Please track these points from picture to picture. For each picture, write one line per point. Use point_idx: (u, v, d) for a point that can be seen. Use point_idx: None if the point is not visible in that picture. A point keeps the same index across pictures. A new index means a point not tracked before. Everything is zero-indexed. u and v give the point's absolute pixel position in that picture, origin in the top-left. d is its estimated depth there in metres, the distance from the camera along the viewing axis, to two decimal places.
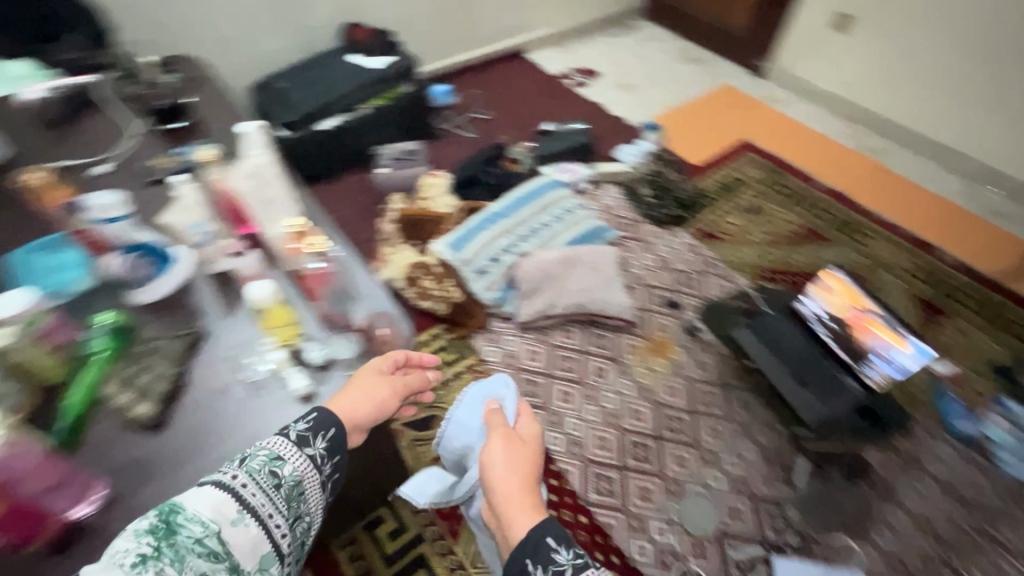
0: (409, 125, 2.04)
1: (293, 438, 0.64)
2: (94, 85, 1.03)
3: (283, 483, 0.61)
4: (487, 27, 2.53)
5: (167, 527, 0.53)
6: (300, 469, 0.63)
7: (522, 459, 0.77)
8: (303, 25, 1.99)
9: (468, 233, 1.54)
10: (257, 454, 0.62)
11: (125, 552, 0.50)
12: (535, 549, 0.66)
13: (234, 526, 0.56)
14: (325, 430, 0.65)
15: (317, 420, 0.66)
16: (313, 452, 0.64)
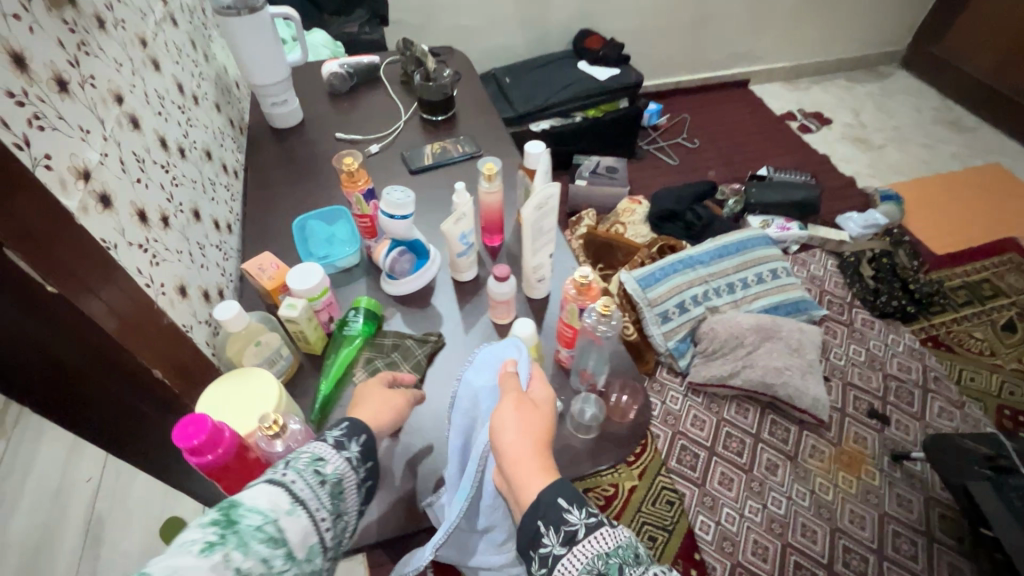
0: (615, 140, 1.98)
1: (331, 441, 0.49)
2: (378, 66, 1.11)
3: (331, 483, 0.46)
4: (717, 51, 2.37)
5: (230, 520, 0.39)
6: (344, 470, 0.48)
7: (539, 424, 0.50)
8: (541, 23, 2.02)
9: (661, 273, 1.40)
10: (300, 457, 0.47)
11: (188, 540, 0.37)
12: (544, 507, 0.44)
13: (291, 518, 0.41)
14: (358, 436, 0.50)
15: (351, 427, 0.51)
16: (353, 458, 0.49)
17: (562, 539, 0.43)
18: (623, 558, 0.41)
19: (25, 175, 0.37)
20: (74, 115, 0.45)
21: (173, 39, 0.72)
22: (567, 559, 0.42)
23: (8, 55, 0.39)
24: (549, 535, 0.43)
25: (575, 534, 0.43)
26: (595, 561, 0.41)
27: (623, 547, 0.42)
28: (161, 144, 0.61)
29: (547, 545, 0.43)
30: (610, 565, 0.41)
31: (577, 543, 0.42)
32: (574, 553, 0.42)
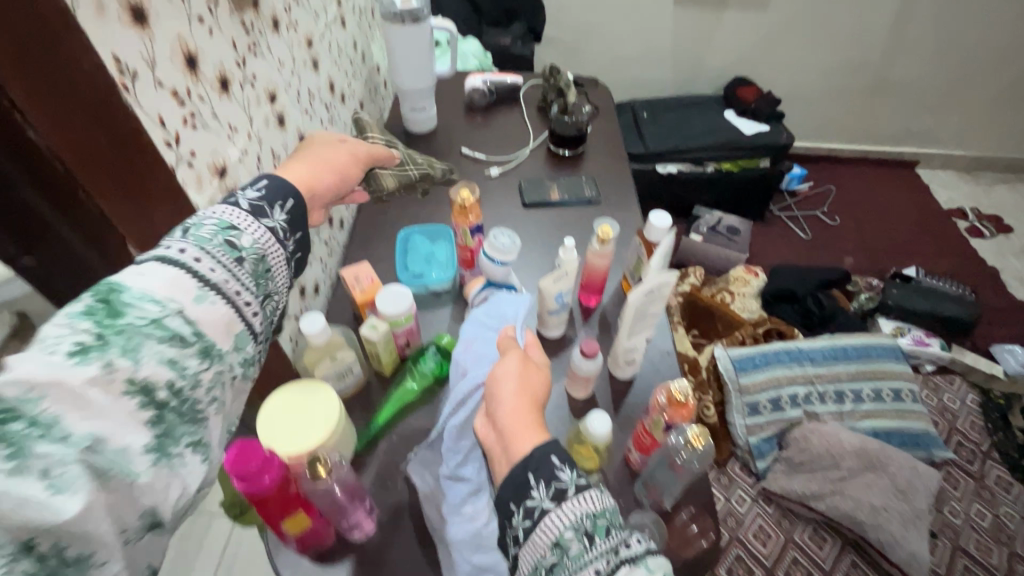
0: (744, 199, 1.83)
1: (245, 208, 0.40)
2: (520, 87, 1.10)
3: (249, 258, 0.37)
4: (887, 124, 2.11)
5: (110, 309, 0.30)
6: (262, 240, 0.39)
7: (534, 389, 0.44)
8: (695, 64, 1.91)
9: (761, 360, 1.29)
10: (202, 223, 0.37)
11: (52, 337, 0.27)
12: (533, 460, 0.38)
13: (199, 308, 0.33)
14: (282, 201, 0.42)
15: (271, 192, 0.42)
16: (277, 228, 0.41)
17: (550, 493, 0.36)
18: (610, 519, 0.35)
19: (166, 174, 0.39)
20: (227, 113, 0.48)
21: (338, 39, 0.75)
22: (553, 515, 0.36)
23: (183, 56, 0.41)
24: (537, 486, 0.37)
25: (564, 491, 0.36)
26: (583, 519, 0.35)
27: (610, 511, 0.36)
28: (299, 141, 0.63)
29: (535, 499, 0.37)
30: (596, 525, 0.35)
31: (566, 500, 0.36)
32: (560, 509, 0.36)
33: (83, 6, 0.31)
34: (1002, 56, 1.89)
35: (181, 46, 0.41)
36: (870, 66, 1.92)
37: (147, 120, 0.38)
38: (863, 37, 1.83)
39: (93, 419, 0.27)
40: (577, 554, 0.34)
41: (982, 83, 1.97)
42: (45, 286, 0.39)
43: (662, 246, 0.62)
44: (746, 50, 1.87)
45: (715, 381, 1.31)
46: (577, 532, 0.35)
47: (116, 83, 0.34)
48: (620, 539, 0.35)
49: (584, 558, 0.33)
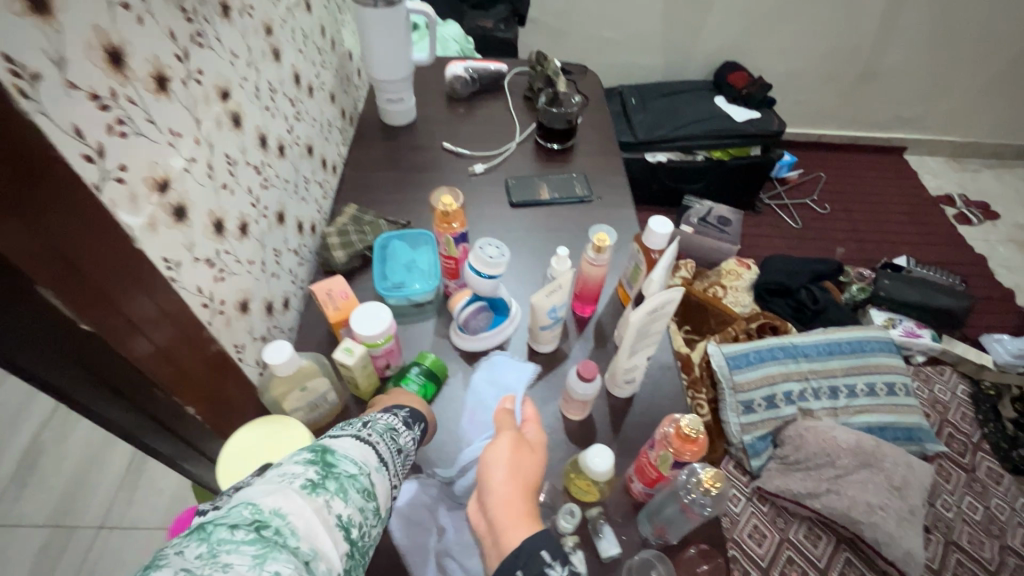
0: (735, 189, 1.79)
1: (400, 419, 0.47)
2: (505, 75, 1.03)
3: (403, 457, 0.42)
4: (877, 110, 2.08)
5: (328, 461, 0.36)
6: (409, 446, 0.45)
7: (527, 473, 0.43)
8: (685, 47, 1.85)
9: (754, 357, 1.26)
10: (374, 422, 0.44)
11: (291, 473, 0.33)
12: (524, 557, 0.37)
13: (378, 477, 0.38)
14: (417, 422, 0.49)
15: (411, 415, 0.49)
16: (415, 442, 0.46)
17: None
18: None
19: (85, 195, 0.32)
20: (166, 116, 0.41)
21: (303, 25, 0.67)
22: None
23: (104, 51, 0.34)
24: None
25: None
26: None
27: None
28: (259, 143, 0.56)
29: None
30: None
31: None
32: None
33: None
34: (993, 39, 1.86)
35: (100, 39, 0.34)
36: (861, 51, 1.88)
37: (57, 132, 0.31)
38: (855, 20, 1.78)
39: (308, 532, 0.31)
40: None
41: (972, 68, 1.94)
42: None
43: (663, 256, 0.57)
44: (737, 34, 1.82)
45: (708, 379, 1.28)
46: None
47: (7, 87, 0.27)
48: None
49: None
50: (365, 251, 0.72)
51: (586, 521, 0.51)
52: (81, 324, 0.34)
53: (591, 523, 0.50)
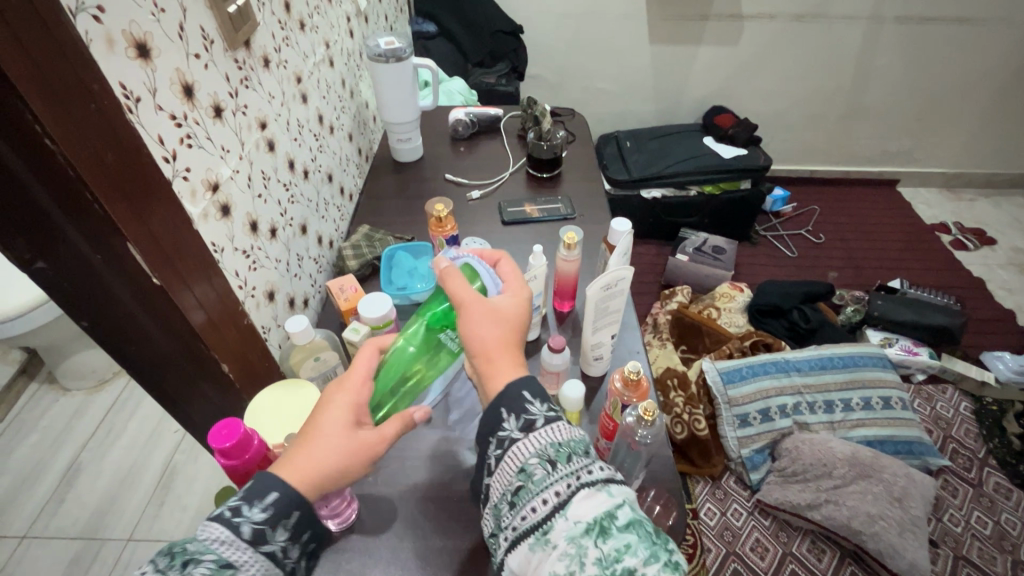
0: (728, 221, 1.89)
1: (245, 536, 0.38)
2: (501, 118, 1.18)
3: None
4: (864, 146, 2.19)
5: None
6: (256, 570, 0.38)
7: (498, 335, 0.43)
8: (674, 95, 2.02)
9: (747, 371, 1.31)
10: (200, 558, 0.36)
11: None
12: (508, 396, 0.40)
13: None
14: (287, 519, 0.40)
15: (279, 506, 0.40)
16: (277, 552, 0.40)
17: (520, 425, 0.39)
18: (574, 448, 0.38)
19: (161, 182, 0.44)
20: (220, 136, 0.54)
21: (327, 77, 0.83)
22: (522, 444, 0.39)
23: (181, 87, 0.47)
24: (508, 419, 0.39)
25: (533, 422, 0.39)
26: (548, 448, 0.38)
27: (576, 440, 0.39)
28: (288, 166, 0.70)
29: (506, 430, 0.39)
30: (559, 453, 0.38)
31: (535, 429, 0.39)
32: (530, 439, 0.39)
33: (95, 42, 0.38)
34: (967, 77, 1.98)
35: (179, 77, 0.47)
36: (841, 92, 2.02)
37: (148, 139, 0.44)
38: (832, 65, 1.93)
39: None
40: (542, 478, 0.37)
41: (951, 104, 2.06)
42: (55, 284, 0.44)
43: (622, 248, 0.66)
44: (722, 82, 1.98)
45: (704, 396, 1.32)
46: (541, 459, 0.38)
47: (120, 104, 0.40)
48: (580, 466, 0.37)
49: (548, 481, 0.37)
50: (374, 260, 0.83)
51: None
52: (153, 278, 0.45)
53: None
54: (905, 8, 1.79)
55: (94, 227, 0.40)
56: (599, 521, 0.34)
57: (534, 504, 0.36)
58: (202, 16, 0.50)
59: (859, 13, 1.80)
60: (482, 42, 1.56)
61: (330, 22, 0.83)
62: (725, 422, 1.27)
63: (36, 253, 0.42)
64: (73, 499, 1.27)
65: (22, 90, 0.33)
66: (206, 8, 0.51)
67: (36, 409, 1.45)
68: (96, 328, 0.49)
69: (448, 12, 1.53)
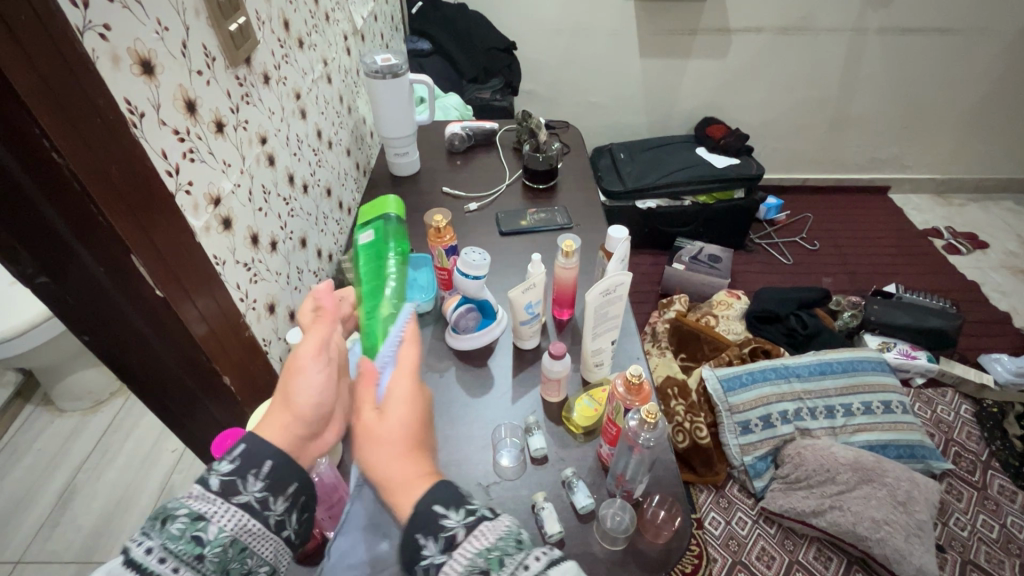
0: (723, 230, 1.91)
1: (215, 488, 0.38)
2: (496, 132, 1.20)
3: (213, 556, 0.36)
4: (854, 154, 2.22)
5: None
6: (232, 524, 0.37)
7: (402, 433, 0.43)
8: (666, 108, 2.05)
9: (747, 378, 1.31)
10: (173, 514, 0.36)
11: None
12: (420, 518, 0.37)
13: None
14: (261, 468, 0.40)
15: (246, 455, 0.40)
16: (253, 503, 0.39)
17: (441, 545, 0.35)
18: (505, 548, 0.35)
19: (164, 197, 0.45)
20: (222, 150, 0.54)
21: (325, 94, 0.84)
22: (449, 565, 0.35)
23: (184, 102, 0.48)
24: (427, 544, 0.36)
25: (453, 538, 0.36)
26: (477, 558, 0.34)
27: (505, 537, 0.36)
28: (288, 180, 0.70)
29: (427, 556, 0.35)
30: (491, 561, 0.34)
31: (457, 545, 0.35)
32: (452, 559, 0.35)
33: (102, 59, 0.39)
34: (951, 85, 2.02)
35: (182, 94, 0.48)
36: (829, 102, 2.05)
37: (152, 152, 0.44)
38: (820, 75, 1.97)
39: None
40: None
41: (937, 112, 2.10)
42: (58, 299, 0.45)
43: (619, 254, 0.67)
44: (712, 94, 2.01)
45: (704, 404, 1.32)
46: (473, 574, 0.34)
47: (125, 118, 0.40)
48: (518, 564, 0.34)
49: None
50: None
51: (563, 482, 0.58)
52: (157, 290, 0.46)
53: (567, 482, 0.58)
54: (888, 19, 1.84)
55: (100, 240, 0.41)
56: None
57: None
58: (204, 34, 0.51)
59: (843, 25, 1.84)
60: (476, 59, 1.59)
61: (328, 39, 0.85)
62: (725, 430, 1.27)
63: (42, 269, 0.42)
64: (69, 523, 1.25)
65: (31, 104, 0.33)
66: (207, 26, 0.52)
67: (32, 430, 1.43)
68: (96, 342, 0.49)
69: (442, 31, 1.56)
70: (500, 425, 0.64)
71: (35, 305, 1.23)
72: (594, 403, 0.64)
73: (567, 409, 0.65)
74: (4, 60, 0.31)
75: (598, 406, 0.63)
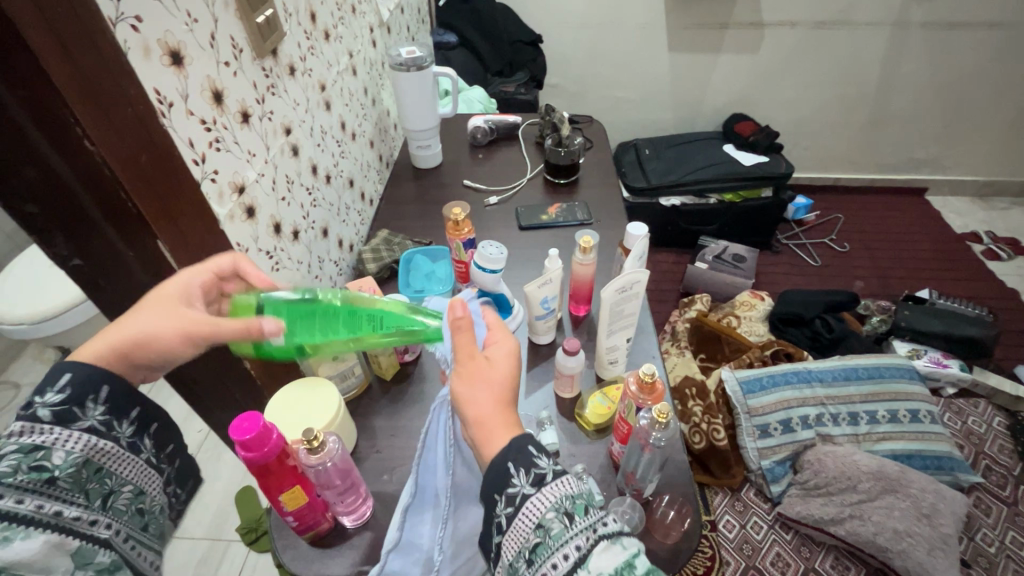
0: (749, 229, 1.87)
1: (45, 418, 0.38)
2: (519, 125, 1.20)
3: (65, 476, 0.37)
4: (889, 153, 2.15)
5: None
6: (79, 445, 0.38)
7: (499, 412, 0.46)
8: (694, 103, 2.01)
9: (768, 381, 1.28)
10: (5, 452, 0.35)
11: None
12: (514, 453, 0.41)
13: (23, 541, 0.32)
14: (98, 393, 0.40)
15: (81, 382, 0.40)
16: (97, 427, 0.40)
17: (531, 480, 0.40)
18: (586, 501, 0.39)
19: (191, 185, 0.46)
20: (247, 141, 0.55)
21: (350, 86, 0.85)
22: (536, 498, 0.39)
23: (211, 93, 0.49)
24: (518, 474, 0.40)
25: (544, 477, 0.40)
26: (563, 500, 0.39)
27: (586, 493, 0.40)
28: (311, 171, 0.72)
29: (517, 484, 0.40)
30: (574, 505, 0.39)
31: (545, 484, 0.39)
32: (540, 494, 0.39)
33: (133, 50, 0.40)
34: (997, 83, 1.93)
35: (209, 84, 0.49)
36: (866, 98, 1.98)
37: (179, 141, 0.45)
38: (856, 70, 1.90)
39: None
40: (559, 532, 0.37)
41: (981, 110, 2.00)
42: (88, 282, 0.47)
43: (638, 250, 0.66)
44: (743, 89, 1.97)
45: (722, 406, 1.30)
46: (558, 512, 0.38)
47: (155, 108, 0.42)
48: (596, 518, 0.38)
49: (564, 536, 0.37)
50: (393, 264, 0.85)
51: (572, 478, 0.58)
52: (183, 276, 0.47)
53: (576, 478, 0.58)
54: (931, 13, 1.76)
55: (129, 223, 0.43)
56: (619, 571, 0.35)
57: (554, 560, 0.36)
58: (232, 26, 0.52)
59: (883, 19, 1.77)
60: (501, 51, 1.58)
61: (354, 31, 0.86)
62: (743, 432, 1.25)
63: (74, 251, 0.44)
64: None
65: (64, 92, 0.35)
66: (236, 18, 0.53)
67: None
68: (127, 324, 0.51)
69: (468, 23, 1.56)
70: (514, 419, 0.65)
71: (72, 287, 1.28)
72: (607, 401, 0.64)
73: (580, 406, 0.65)
74: (40, 50, 0.33)
75: (611, 404, 0.63)
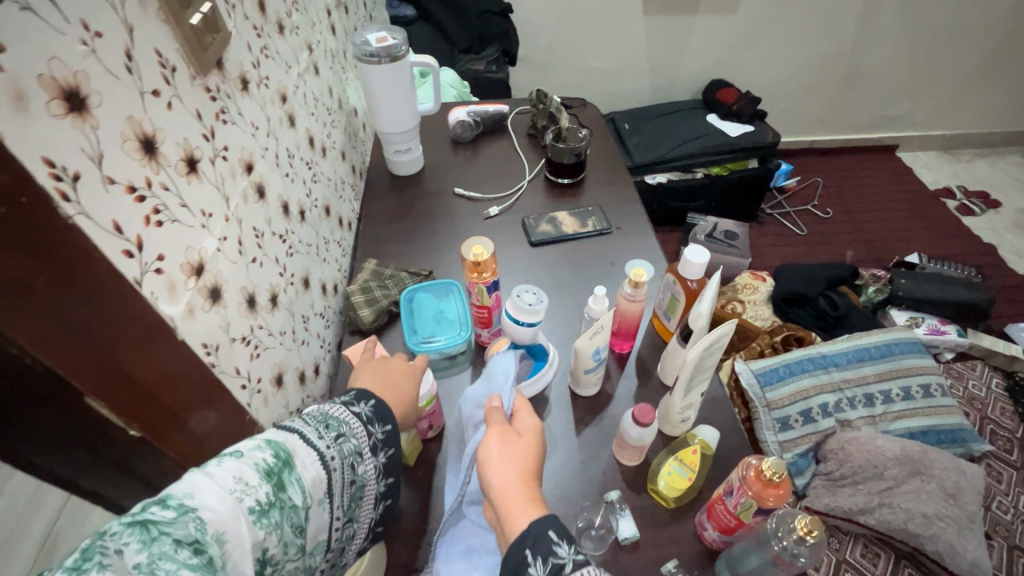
0: (737, 203, 1.80)
1: (372, 442, 0.45)
2: (506, 116, 1.04)
3: (354, 486, 0.43)
4: (862, 112, 2.11)
5: (280, 483, 0.37)
6: (369, 475, 0.44)
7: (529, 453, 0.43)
8: (671, 69, 1.89)
9: (784, 370, 1.22)
10: (344, 434, 0.43)
11: (243, 489, 0.34)
12: (532, 536, 0.37)
13: (319, 508, 0.39)
14: (389, 449, 0.46)
15: (391, 434, 0.46)
16: (379, 469, 0.45)
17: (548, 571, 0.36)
18: None
19: (127, 292, 0.31)
20: (198, 198, 0.39)
21: (314, 89, 0.68)
22: None
23: (137, 141, 0.33)
24: (534, 564, 0.36)
25: (562, 567, 0.36)
26: None
27: None
28: (283, 211, 0.55)
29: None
30: None
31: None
32: None
33: None
34: (967, 36, 1.91)
35: (134, 129, 0.33)
36: (842, 56, 1.91)
37: (98, 230, 0.29)
38: (833, 27, 1.83)
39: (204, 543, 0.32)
40: None
41: (950, 64, 1.98)
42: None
43: (709, 280, 0.54)
44: (720, 53, 1.86)
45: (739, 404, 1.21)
46: None
47: (47, 192, 0.26)
48: None
49: None
50: (391, 307, 0.70)
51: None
52: (130, 428, 0.33)
53: None
54: None
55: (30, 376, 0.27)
56: None
57: None
58: (155, 34, 0.35)
59: None
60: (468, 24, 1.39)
61: (310, 18, 0.68)
62: (763, 428, 1.17)
63: None
64: None
65: None
66: (160, 22, 0.36)
67: None
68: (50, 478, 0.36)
69: None
70: (573, 502, 0.53)
71: None
72: (685, 470, 0.52)
73: (650, 475, 0.54)
74: None
75: (691, 473, 0.52)
